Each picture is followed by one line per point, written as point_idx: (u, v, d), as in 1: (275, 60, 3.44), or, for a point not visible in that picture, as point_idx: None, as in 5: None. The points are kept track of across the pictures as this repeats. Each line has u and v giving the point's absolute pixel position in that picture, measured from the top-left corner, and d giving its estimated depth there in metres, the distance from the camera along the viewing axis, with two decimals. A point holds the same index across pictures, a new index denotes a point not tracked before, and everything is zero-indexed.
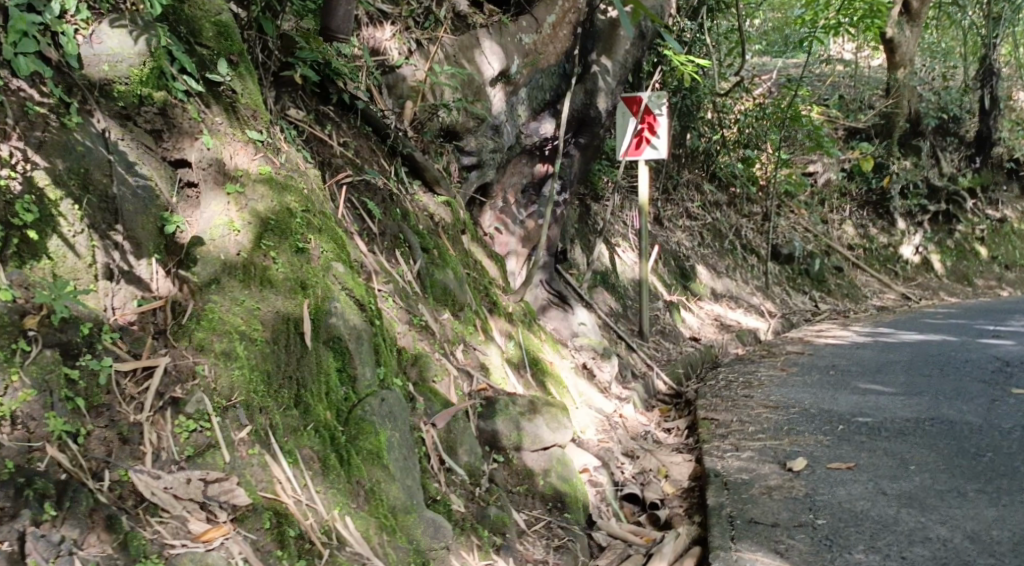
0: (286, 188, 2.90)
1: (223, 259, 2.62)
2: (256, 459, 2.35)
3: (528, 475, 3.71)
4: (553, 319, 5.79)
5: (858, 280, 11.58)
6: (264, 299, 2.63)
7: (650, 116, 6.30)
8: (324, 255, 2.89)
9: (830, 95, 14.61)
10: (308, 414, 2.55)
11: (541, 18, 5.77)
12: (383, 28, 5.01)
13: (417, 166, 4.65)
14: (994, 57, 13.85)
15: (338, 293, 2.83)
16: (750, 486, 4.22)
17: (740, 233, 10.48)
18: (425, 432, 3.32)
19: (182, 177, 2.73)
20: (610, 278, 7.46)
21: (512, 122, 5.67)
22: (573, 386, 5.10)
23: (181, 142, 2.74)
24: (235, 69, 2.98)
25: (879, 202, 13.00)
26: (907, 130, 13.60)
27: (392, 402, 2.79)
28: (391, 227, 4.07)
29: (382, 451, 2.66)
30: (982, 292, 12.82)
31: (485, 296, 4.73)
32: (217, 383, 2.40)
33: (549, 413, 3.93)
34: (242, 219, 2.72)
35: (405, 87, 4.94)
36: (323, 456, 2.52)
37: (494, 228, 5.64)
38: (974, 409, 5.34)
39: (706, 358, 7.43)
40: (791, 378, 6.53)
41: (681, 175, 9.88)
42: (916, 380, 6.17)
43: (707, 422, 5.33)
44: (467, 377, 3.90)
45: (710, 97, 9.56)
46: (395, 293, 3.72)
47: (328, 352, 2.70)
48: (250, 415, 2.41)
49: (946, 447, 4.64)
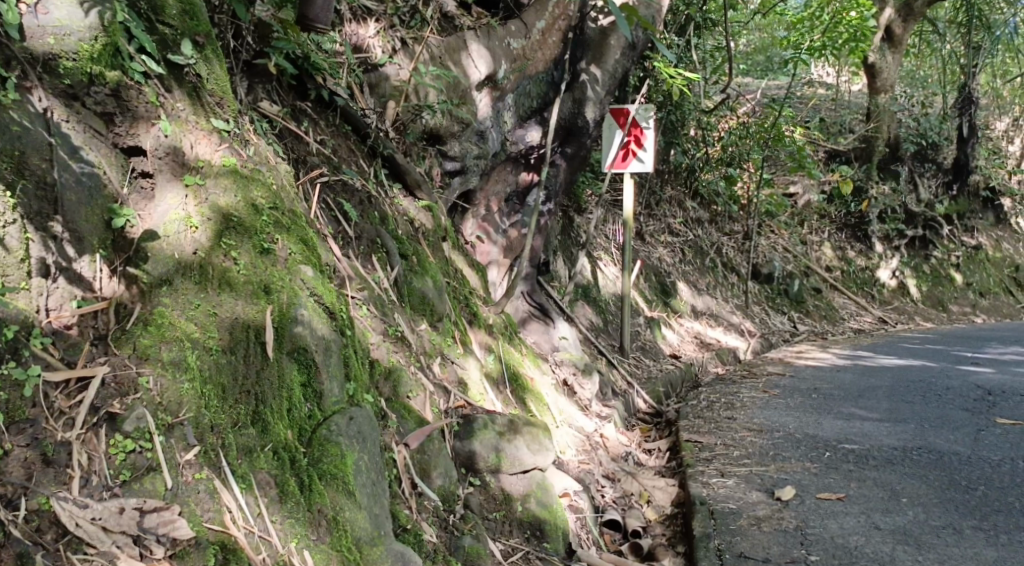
0: (252, 181, 2.66)
1: (177, 258, 2.38)
2: (204, 484, 2.11)
3: (506, 500, 3.47)
4: (534, 332, 5.54)
5: (835, 303, 11.44)
6: (221, 303, 2.38)
7: (636, 130, 6.12)
8: (292, 257, 2.63)
9: (812, 117, 14.53)
10: (266, 434, 2.30)
11: (530, 23, 5.57)
12: (366, 25, 4.77)
13: (397, 168, 4.42)
14: (974, 86, 13.81)
15: (306, 299, 2.57)
16: (738, 516, 3.99)
17: (721, 250, 10.32)
18: (397, 453, 3.06)
19: (135, 167, 2.46)
20: (592, 292, 7.25)
21: (497, 128, 5.43)
22: (554, 403, 4.84)
23: (136, 127, 2.47)
24: (201, 51, 2.73)
25: (858, 225, 12.89)
26: (887, 155, 13.51)
27: (361, 422, 2.54)
28: (368, 230, 3.83)
29: (349, 475, 2.39)
30: (957, 318, 12.63)
31: (465, 306, 4.49)
32: (162, 396, 2.15)
33: (529, 434, 3.69)
34: (201, 215, 2.48)
35: (388, 86, 4.67)
36: (280, 482, 2.26)
37: (475, 237, 5.40)
38: (962, 438, 5.15)
39: (687, 378, 7.21)
40: (774, 400, 6.33)
41: (664, 191, 9.69)
42: (900, 407, 5.98)
43: (689, 445, 5.10)
44: (444, 393, 3.65)
45: (695, 114, 9.39)
46: (370, 301, 3.47)
47: (292, 364, 2.44)
48: (199, 434, 2.17)
49: (937, 479, 4.43)
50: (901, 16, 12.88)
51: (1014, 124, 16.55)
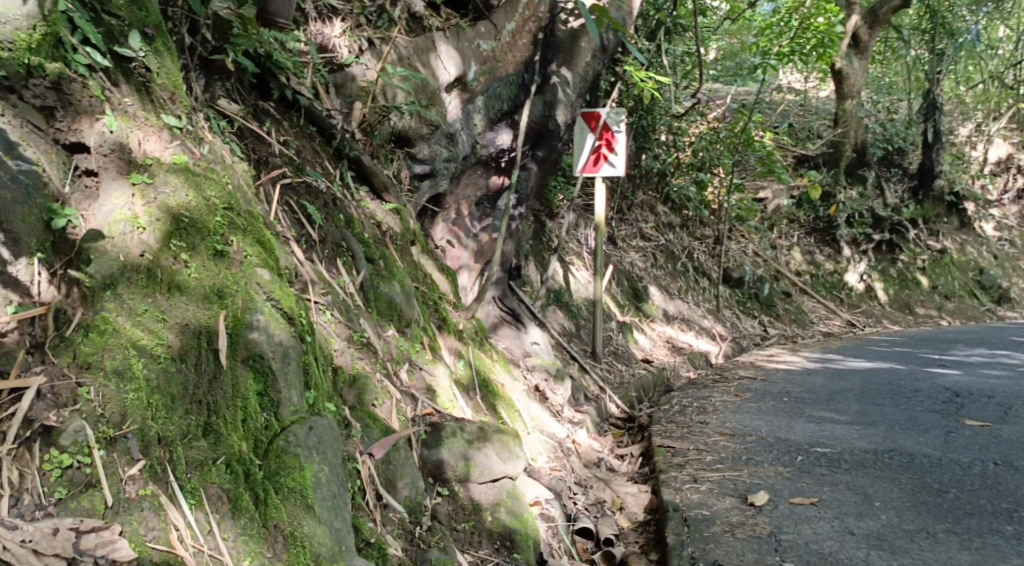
0: (205, 180, 2.53)
1: (123, 260, 2.24)
2: (149, 501, 1.99)
3: (475, 511, 3.36)
4: (505, 337, 5.44)
5: (805, 306, 11.43)
6: (172, 308, 2.27)
7: (608, 133, 6.03)
8: (248, 259, 2.50)
9: (781, 123, 14.58)
10: (218, 446, 2.18)
11: (500, 24, 5.49)
12: (332, 24, 4.64)
13: (364, 170, 4.31)
14: (938, 92, 13.89)
15: (263, 304, 2.44)
16: (711, 522, 3.90)
17: (692, 255, 10.28)
18: (361, 464, 2.94)
19: (78, 164, 2.33)
20: (564, 297, 7.17)
21: (468, 131, 5.34)
22: (525, 409, 4.73)
23: (79, 122, 2.35)
24: (151, 44, 2.63)
25: (826, 230, 12.94)
26: (854, 160, 13.59)
27: (321, 432, 2.40)
28: (333, 234, 3.73)
29: (307, 489, 2.26)
30: (924, 321, 12.64)
31: (434, 311, 4.37)
32: (105, 408, 2.04)
33: (500, 442, 3.62)
34: (149, 215, 2.34)
35: (355, 87, 4.54)
36: (234, 496, 2.14)
37: (445, 241, 5.31)
38: (931, 441, 5.10)
39: (659, 382, 7.13)
40: (746, 404, 6.27)
41: (635, 196, 9.63)
42: (870, 409, 5.94)
43: (662, 450, 5.01)
44: (412, 400, 3.54)
45: (666, 118, 9.35)
46: (334, 307, 3.37)
47: (247, 373, 2.32)
48: (145, 447, 2.05)
49: (909, 482, 4.35)
50: (867, 22, 12.89)
51: (978, 129, 16.70)
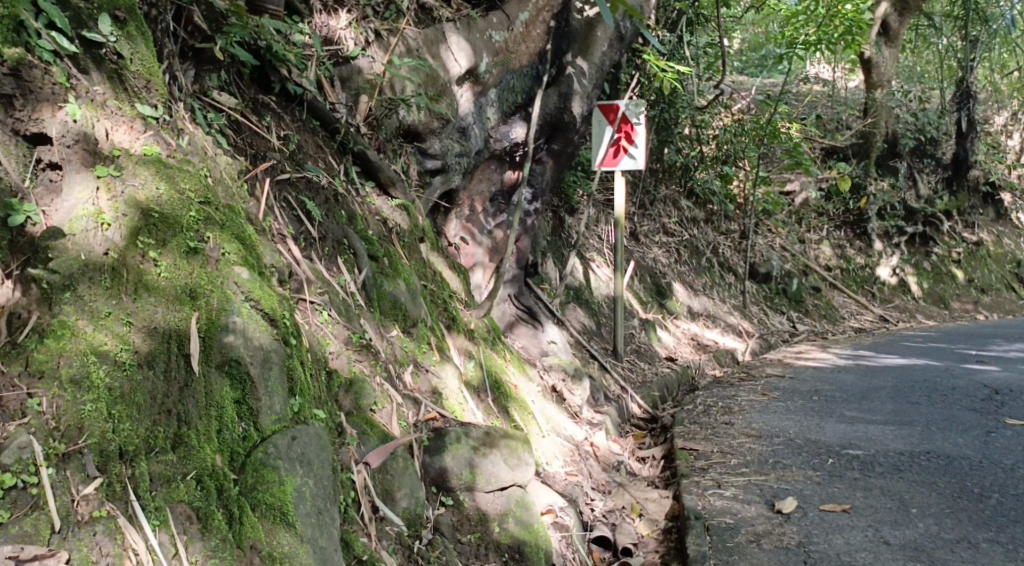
0: (179, 172, 2.36)
1: (83, 260, 2.08)
2: (103, 523, 1.83)
3: (482, 521, 3.17)
4: (521, 336, 5.24)
5: (835, 301, 11.13)
6: (138, 310, 2.10)
7: (627, 125, 5.81)
8: (225, 257, 2.33)
9: (808, 114, 14.23)
10: (188, 460, 2.01)
11: (512, 15, 5.27)
12: (338, 16, 4.45)
13: (370, 165, 4.12)
14: (972, 80, 13.43)
15: (241, 306, 2.27)
16: (735, 531, 3.68)
17: (718, 250, 10.00)
18: (356, 474, 2.77)
19: (40, 157, 2.16)
20: (584, 295, 6.95)
21: (481, 125, 5.14)
22: (540, 411, 4.53)
23: (40, 111, 2.19)
24: (124, 28, 2.45)
25: (857, 223, 12.58)
26: (884, 151, 13.20)
27: (307, 441, 2.23)
28: (334, 231, 3.56)
29: (288, 504, 2.09)
30: (959, 315, 12.32)
31: (443, 310, 4.18)
32: (59, 421, 1.89)
33: (507, 448, 3.41)
34: (114, 210, 2.18)
35: (361, 80, 4.35)
36: (204, 514, 1.98)
37: (459, 238, 5.10)
38: (971, 442, 4.84)
39: (683, 381, 6.90)
40: (773, 403, 6.03)
41: (658, 190, 9.38)
42: (905, 408, 5.67)
43: (685, 453, 4.80)
44: (414, 405, 3.35)
45: (689, 111, 9.07)
46: (332, 306, 3.19)
47: (222, 379, 2.15)
48: (103, 464, 1.90)
49: (948, 487, 4.11)
50: (897, 9, 12.36)
51: (1014, 117, 16.26)
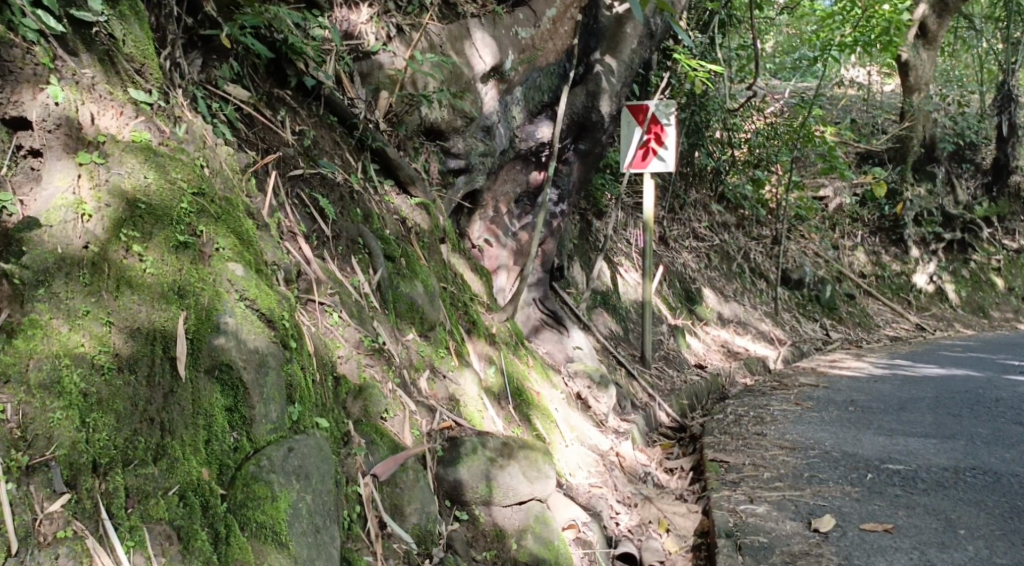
0: (170, 161, 2.20)
1: (60, 253, 1.91)
2: (68, 545, 1.66)
3: (498, 537, 2.98)
4: (546, 341, 5.01)
5: (870, 309, 10.81)
6: (119, 309, 1.93)
7: (657, 126, 5.56)
8: (219, 252, 2.17)
9: (842, 118, 13.91)
10: (172, 473, 1.85)
11: (540, 11, 5.09)
12: (359, 10, 4.22)
13: (388, 162, 3.94)
14: (1014, 83, 12.99)
15: (233, 305, 2.11)
16: (770, 552, 3.44)
17: (749, 256, 9.70)
18: (363, 486, 2.59)
19: (20, 144, 2.01)
20: (611, 299, 6.72)
21: (506, 123, 4.95)
22: (564, 419, 4.32)
23: (20, 93, 2.03)
24: (116, 8, 2.31)
25: (892, 229, 12.18)
26: (922, 155, 12.72)
27: (305, 453, 2.06)
28: (349, 229, 3.37)
29: (281, 523, 1.92)
30: (999, 324, 12.05)
31: (463, 313, 3.98)
32: (24, 430, 1.71)
33: (526, 459, 3.19)
34: (96, 200, 2.01)
35: (381, 75, 4.16)
36: (185, 533, 1.81)
37: (483, 240, 4.91)
38: (1020, 458, 4.56)
39: (713, 390, 6.66)
40: (808, 414, 5.76)
41: (688, 194, 9.11)
42: (947, 421, 5.39)
43: (715, 465, 4.57)
44: (428, 413, 3.14)
45: (720, 113, 8.78)
46: (342, 308, 3.01)
47: (211, 385, 1.98)
48: (72, 478, 1.72)
49: (998, 506, 3.84)
50: (936, 11, 11.93)
51: None
